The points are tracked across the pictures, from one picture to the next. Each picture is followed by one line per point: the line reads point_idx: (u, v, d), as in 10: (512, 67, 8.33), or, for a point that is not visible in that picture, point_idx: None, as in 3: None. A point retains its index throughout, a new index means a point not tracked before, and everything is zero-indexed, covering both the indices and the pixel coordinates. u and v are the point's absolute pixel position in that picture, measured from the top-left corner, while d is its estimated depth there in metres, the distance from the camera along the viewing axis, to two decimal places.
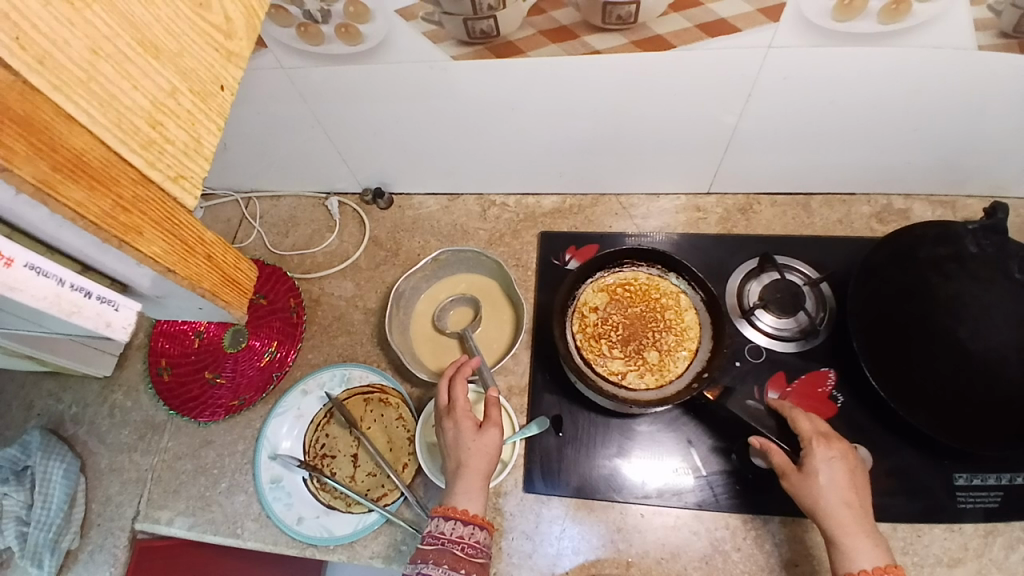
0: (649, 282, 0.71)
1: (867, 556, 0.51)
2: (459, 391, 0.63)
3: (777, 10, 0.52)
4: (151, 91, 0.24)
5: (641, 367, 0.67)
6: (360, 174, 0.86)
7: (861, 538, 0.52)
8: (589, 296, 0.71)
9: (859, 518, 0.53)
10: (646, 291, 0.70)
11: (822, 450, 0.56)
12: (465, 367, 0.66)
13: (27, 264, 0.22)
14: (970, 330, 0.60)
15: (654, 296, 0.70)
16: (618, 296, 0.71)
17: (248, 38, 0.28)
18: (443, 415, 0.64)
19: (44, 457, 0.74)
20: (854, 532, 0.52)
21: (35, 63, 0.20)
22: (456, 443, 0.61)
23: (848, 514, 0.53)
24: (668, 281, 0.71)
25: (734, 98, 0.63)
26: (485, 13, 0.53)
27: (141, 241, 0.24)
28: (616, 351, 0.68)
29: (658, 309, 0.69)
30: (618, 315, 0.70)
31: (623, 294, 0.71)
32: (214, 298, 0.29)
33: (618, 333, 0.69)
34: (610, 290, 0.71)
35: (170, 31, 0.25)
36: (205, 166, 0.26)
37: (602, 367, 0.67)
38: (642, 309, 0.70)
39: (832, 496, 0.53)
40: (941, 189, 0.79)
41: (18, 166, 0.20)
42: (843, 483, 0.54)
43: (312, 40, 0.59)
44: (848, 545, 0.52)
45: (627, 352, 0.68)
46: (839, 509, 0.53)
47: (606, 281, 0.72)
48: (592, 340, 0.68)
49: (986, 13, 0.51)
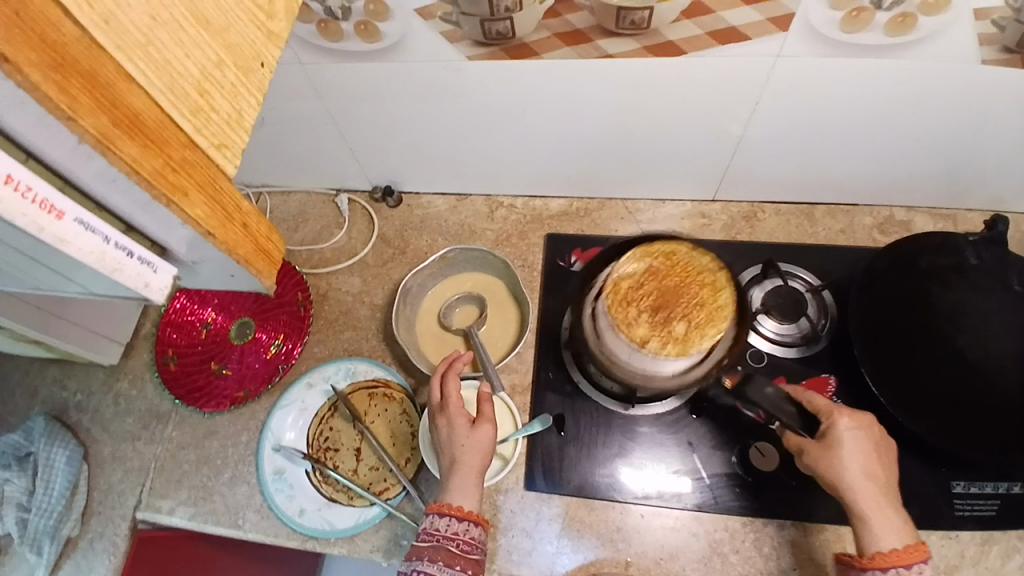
0: (692, 253, 0.62)
1: (893, 534, 0.52)
2: (450, 387, 0.64)
3: (786, 20, 0.53)
4: (200, 61, 0.25)
5: (668, 340, 0.58)
6: (371, 172, 0.87)
7: (886, 515, 0.53)
8: (624, 262, 0.62)
9: (883, 491, 0.54)
10: (686, 263, 0.60)
11: (844, 420, 0.56)
12: (456, 362, 0.66)
13: (77, 219, 0.23)
14: (968, 339, 0.63)
15: (695, 268, 0.60)
16: (655, 264, 0.61)
17: (288, 21, 0.29)
18: (435, 411, 0.64)
19: (48, 443, 0.74)
20: (879, 508, 0.53)
21: (101, 21, 0.22)
22: (449, 440, 0.61)
23: (869, 486, 0.54)
24: (713, 256, 0.62)
25: (742, 106, 0.65)
26: (502, 14, 0.55)
27: (185, 202, 0.25)
28: (642, 319, 0.58)
29: (696, 283, 0.59)
30: (650, 282, 0.60)
31: (660, 262, 0.61)
32: (248, 266, 0.29)
33: (648, 300, 0.59)
34: (648, 259, 0.61)
35: (218, 7, 0.26)
36: (246, 137, 0.27)
37: (617, 327, 0.66)
38: (679, 281, 0.59)
39: (855, 468, 0.54)
40: (943, 202, 0.80)
41: (82, 117, 0.21)
42: (866, 454, 0.55)
43: (331, 37, 0.61)
44: (875, 522, 0.53)
45: (653, 321, 0.58)
46: (863, 482, 0.54)
47: (648, 246, 0.62)
48: None
49: (990, 27, 0.52)
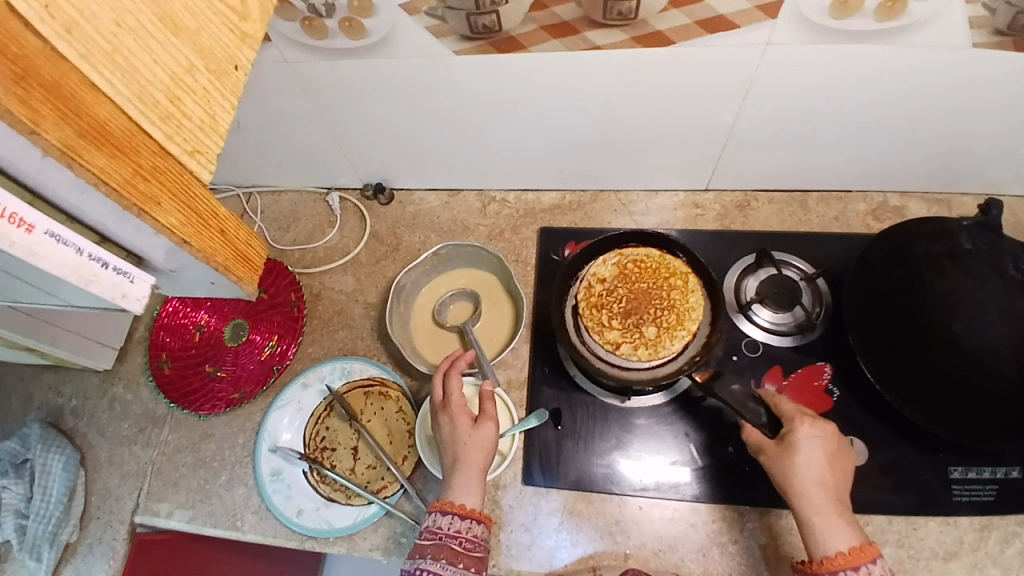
0: (660, 260, 0.70)
1: (839, 537, 0.52)
2: (453, 385, 0.64)
3: (774, 7, 0.53)
4: (170, 67, 0.24)
5: (637, 339, 0.67)
6: (362, 170, 0.86)
7: (833, 520, 0.53)
8: (599, 267, 0.71)
9: (831, 496, 0.54)
10: (655, 269, 0.70)
11: (804, 427, 0.56)
12: (458, 359, 0.66)
13: (48, 232, 0.22)
14: (964, 325, 0.61)
15: (664, 274, 0.70)
16: (627, 270, 0.70)
17: (262, 21, 0.29)
18: (438, 409, 0.64)
19: (44, 449, 0.74)
20: (827, 514, 0.53)
21: (64, 31, 0.21)
22: (451, 438, 0.61)
23: (820, 492, 0.54)
24: (681, 261, 0.70)
25: (731, 96, 0.64)
26: (487, 8, 0.54)
27: (158, 211, 0.24)
28: (615, 322, 0.68)
29: (664, 287, 0.69)
30: (622, 288, 0.69)
31: (631, 268, 0.70)
32: (226, 273, 0.29)
33: (621, 304, 0.68)
34: (621, 265, 0.71)
35: (188, 9, 0.25)
36: (220, 142, 0.27)
37: (599, 336, 0.67)
38: (648, 285, 0.69)
39: (808, 475, 0.54)
40: (937, 187, 0.80)
41: (45, 130, 0.20)
42: (821, 461, 0.55)
43: (315, 35, 0.60)
44: (821, 526, 0.53)
45: (625, 324, 0.68)
46: (813, 488, 0.54)
47: (619, 251, 0.72)
48: (594, 309, 0.68)
49: (980, 10, 0.52)
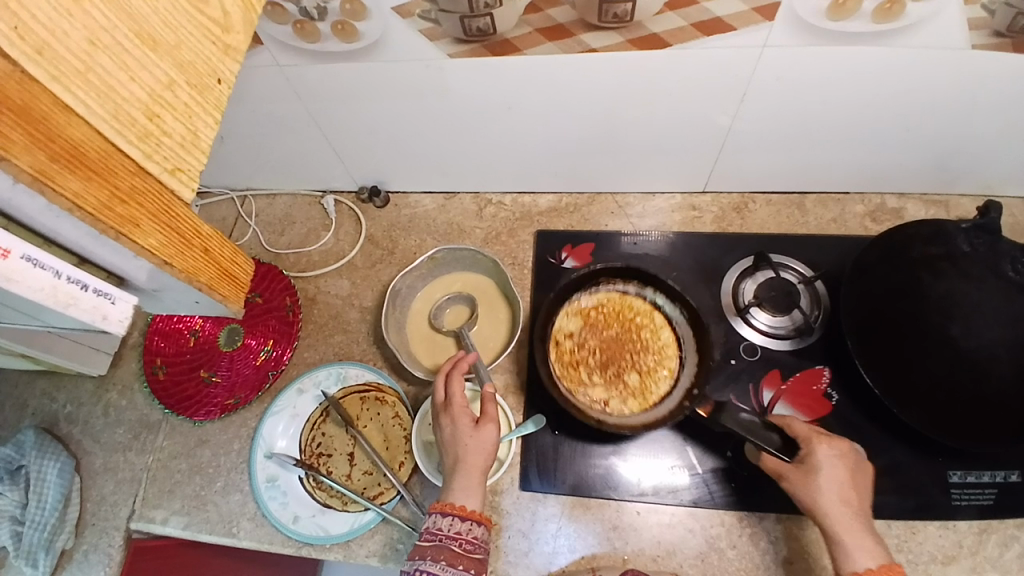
0: (621, 302, 0.72)
1: (869, 555, 0.52)
2: (456, 387, 0.63)
3: (771, 9, 0.52)
4: (149, 83, 0.24)
5: (624, 392, 0.67)
6: (357, 173, 0.86)
7: (862, 537, 0.53)
8: (564, 321, 0.71)
9: (859, 516, 0.54)
10: (619, 314, 0.71)
11: (824, 447, 0.56)
12: (461, 362, 0.66)
13: (24, 256, 0.22)
14: (961, 328, 0.59)
15: (628, 316, 0.71)
16: (594, 322, 0.71)
17: (246, 32, 0.28)
18: (439, 411, 0.63)
19: (38, 456, 0.73)
20: (856, 531, 0.53)
21: (34, 53, 0.20)
22: (453, 439, 0.60)
23: (845, 511, 0.54)
24: (642, 299, 0.72)
25: (728, 97, 0.64)
26: (481, 11, 0.53)
27: (137, 233, 0.24)
28: (597, 377, 0.68)
29: (634, 334, 0.70)
30: (595, 340, 0.70)
31: (598, 317, 0.71)
32: (210, 292, 0.29)
33: (597, 358, 0.69)
34: (585, 314, 0.71)
35: (168, 24, 0.24)
36: (202, 159, 0.26)
37: (585, 395, 0.67)
38: (617, 332, 0.70)
39: (832, 493, 0.54)
40: (935, 188, 0.80)
41: (16, 155, 0.20)
42: (845, 481, 0.55)
43: (308, 38, 0.59)
44: (850, 543, 0.53)
45: (607, 378, 0.68)
46: (840, 507, 0.54)
47: (579, 303, 0.72)
48: (570, 367, 0.68)
49: (980, 12, 0.51)
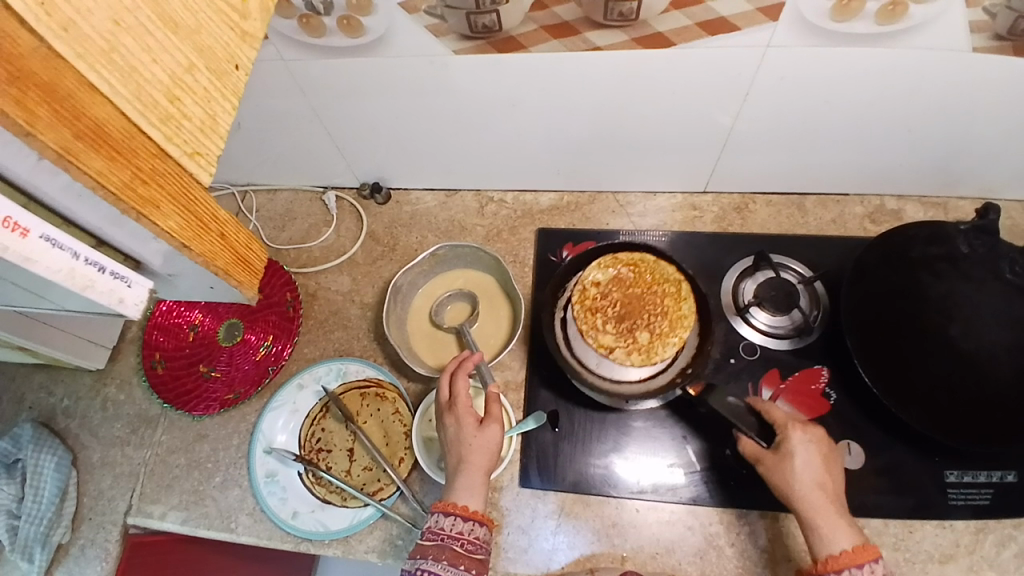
0: (655, 265, 0.68)
1: (844, 537, 0.53)
2: (461, 386, 0.63)
3: (776, 10, 0.52)
4: (169, 66, 0.24)
5: (631, 345, 0.64)
6: (358, 169, 0.86)
7: (835, 521, 0.53)
8: (593, 271, 0.68)
9: (834, 501, 0.55)
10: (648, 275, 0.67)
11: (798, 434, 0.58)
12: (466, 361, 0.65)
13: (43, 235, 0.22)
14: (960, 330, 0.60)
15: (658, 279, 0.67)
16: (623, 275, 0.68)
17: (262, 20, 0.28)
18: (443, 409, 0.63)
19: (35, 450, 0.73)
20: (830, 516, 0.53)
21: (60, 29, 0.21)
22: (457, 439, 0.60)
23: (818, 495, 0.54)
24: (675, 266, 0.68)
25: (731, 96, 0.64)
26: (488, 7, 0.54)
27: (157, 215, 0.24)
28: (609, 326, 0.65)
29: (658, 294, 0.66)
30: (618, 292, 0.66)
31: (626, 274, 0.68)
32: (226, 277, 0.29)
33: (616, 308, 0.66)
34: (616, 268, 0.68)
35: (188, 8, 0.25)
36: (221, 144, 0.26)
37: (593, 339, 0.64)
38: (642, 290, 0.67)
39: (805, 478, 0.55)
40: (933, 191, 0.80)
41: (41, 131, 0.20)
42: (818, 466, 0.56)
43: (313, 32, 0.59)
44: (822, 525, 0.53)
45: (619, 329, 0.65)
46: (812, 491, 0.54)
47: (615, 255, 0.69)
48: (588, 312, 0.66)
49: (982, 15, 0.52)
